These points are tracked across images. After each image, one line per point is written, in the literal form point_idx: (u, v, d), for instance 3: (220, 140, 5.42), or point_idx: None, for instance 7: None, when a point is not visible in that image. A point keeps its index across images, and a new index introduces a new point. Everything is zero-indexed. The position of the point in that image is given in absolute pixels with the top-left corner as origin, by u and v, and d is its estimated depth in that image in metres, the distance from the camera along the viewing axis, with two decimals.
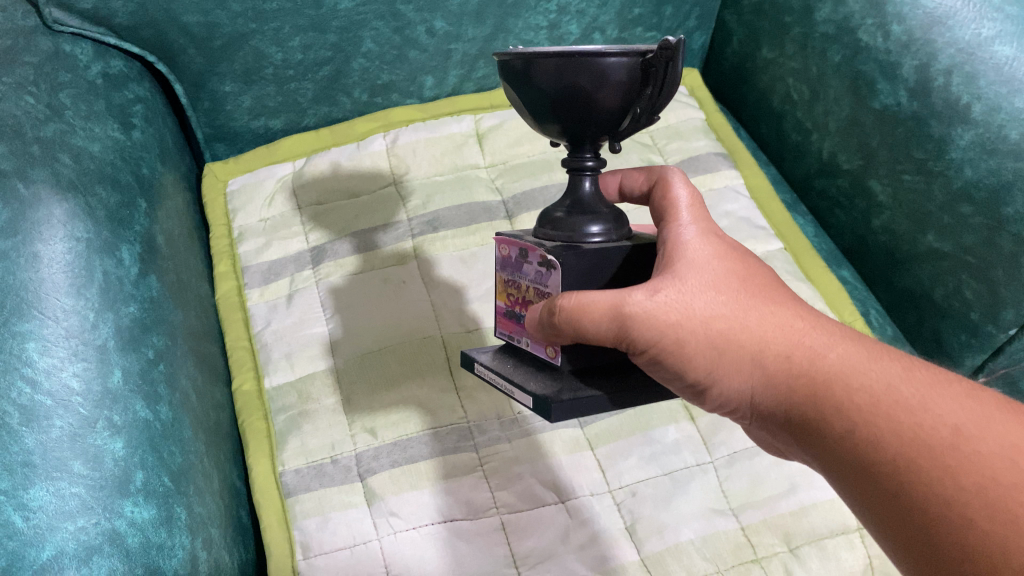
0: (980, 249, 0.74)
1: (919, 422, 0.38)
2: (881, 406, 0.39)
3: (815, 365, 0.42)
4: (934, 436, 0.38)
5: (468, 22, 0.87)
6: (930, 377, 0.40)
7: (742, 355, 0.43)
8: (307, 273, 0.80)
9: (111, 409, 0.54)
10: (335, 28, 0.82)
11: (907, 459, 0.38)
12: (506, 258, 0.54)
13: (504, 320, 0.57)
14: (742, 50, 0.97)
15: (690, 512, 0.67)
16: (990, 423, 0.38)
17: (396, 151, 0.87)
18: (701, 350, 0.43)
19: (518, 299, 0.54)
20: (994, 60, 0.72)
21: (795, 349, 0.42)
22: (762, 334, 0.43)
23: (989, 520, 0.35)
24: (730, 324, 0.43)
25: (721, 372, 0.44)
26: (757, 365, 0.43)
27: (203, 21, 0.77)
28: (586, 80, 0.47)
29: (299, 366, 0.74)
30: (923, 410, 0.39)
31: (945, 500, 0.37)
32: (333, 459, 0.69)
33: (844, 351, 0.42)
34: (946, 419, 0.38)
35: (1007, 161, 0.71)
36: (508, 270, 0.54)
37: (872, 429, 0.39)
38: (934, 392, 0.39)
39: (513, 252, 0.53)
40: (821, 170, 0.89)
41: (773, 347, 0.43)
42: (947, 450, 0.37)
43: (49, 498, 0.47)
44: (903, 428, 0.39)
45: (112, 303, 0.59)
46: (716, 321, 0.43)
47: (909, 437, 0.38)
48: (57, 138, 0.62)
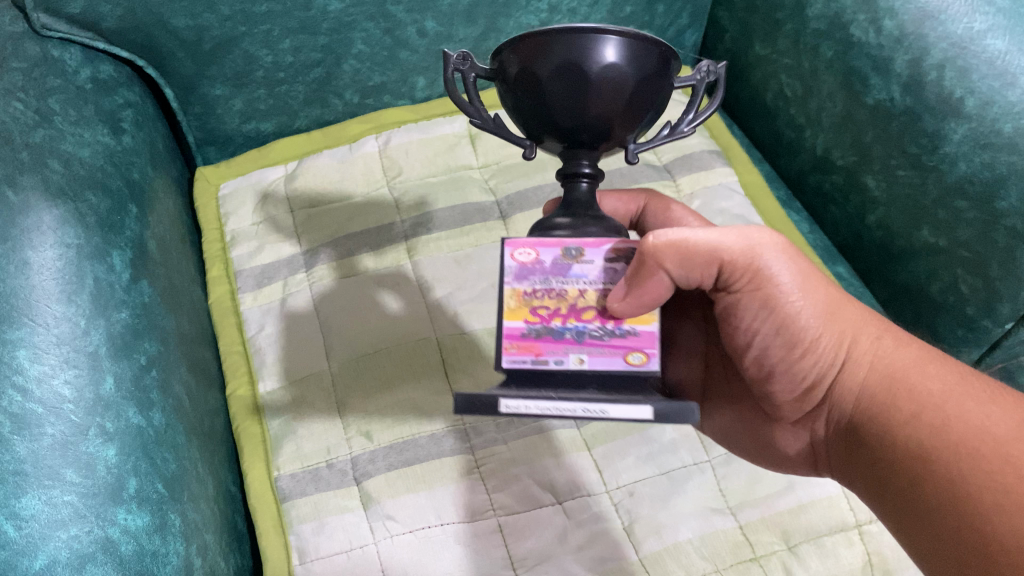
0: (975, 244, 0.73)
1: (983, 417, 0.45)
2: (952, 398, 0.47)
3: (897, 355, 0.50)
4: (994, 429, 0.44)
5: (458, 22, 0.86)
6: (1000, 392, 0.47)
7: (847, 335, 0.51)
8: (300, 276, 0.80)
9: (103, 416, 0.53)
10: (325, 31, 0.80)
11: (976, 433, 0.45)
12: (530, 264, 0.47)
13: (521, 345, 0.46)
14: (734, 47, 0.97)
15: (688, 511, 0.67)
16: None
17: (388, 153, 0.88)
18: (818, 313, 0.51)
19: (560, 310, 0.47)
20: (987, 53, 0.68)
21: (884, 335, 0.51)
22: (860, 320, 0.52)
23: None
24: (840, 308, 0.52)
25: (829, 341, 0.51)
26: (856, 346, 0.51)
27: (192, 25, 0.74)
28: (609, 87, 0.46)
29: (294, 370, 0.74)
30: (988, 409, 0.45)
31: (996, 481, 0.42)
32: (329, 463, 0.69)
33: (928, 358, 0.50)
34: (1008, 420, 0.45)
35: (1000, 154, 0.68)
36: (534, 278, 0.47)
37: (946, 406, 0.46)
38: (999, 399, 0.46)
39: (548, 253, 0.47)
40: (816, 165, 0.90)
41: (870, 338, 0.51)
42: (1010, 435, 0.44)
43: (42, 507, 0.46)
44: (969, 416, 0.45)
45: (103, 310, 0.58)
46: (834, 301, 0.52)
47: (973, 425, 0.45)
48: (46, 145, 0.62)
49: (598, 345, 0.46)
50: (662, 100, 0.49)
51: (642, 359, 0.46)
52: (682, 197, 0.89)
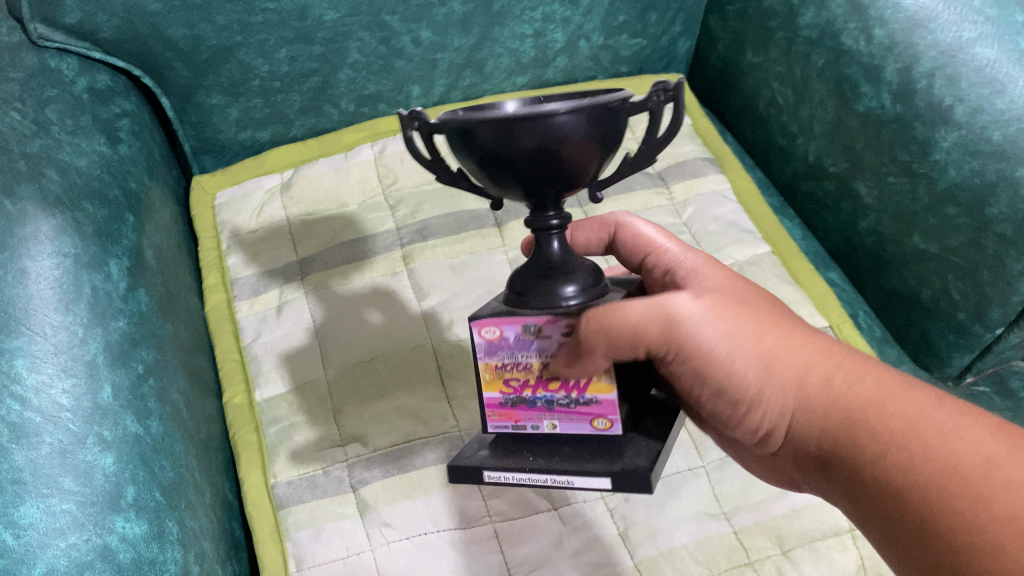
0: (965, 250, 0.73)
1: (951, 449, 0.41)
2: (913, 427, 0.42)
3: (859, 385, 0.45)
4: (966, 463, 0.40)
5: (453, 31, 0.86)
6: (962, 407, 0.43)
7: (783, 377, 0.47)
8: (296, 284, 0.80)
9: (101, 424, 0.54)
10: (320, 40, 0.81)
11: (960, 467, 0.40)
12: (496, 340, 0.51)
13: (501, 412, 0.54)
14: (727, 55, 0.98)
15: (683, 517, 0.68)
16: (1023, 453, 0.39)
17: (383, 160, 0.88)
18: (745, 365, 0.48)
19: (529, 381, 0.52)
20: (975, 61, 0.69)
21: (834, 367, 0.46)
22: (806, 350, 0.47)
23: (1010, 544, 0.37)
24: (771, 347, 0.48)
25: (766, 391, 0.47)
26: (798, 386, 0.47)
27: (189, 35, 0.76)
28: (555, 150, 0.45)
29: (290, 377, 0.74)
30: (955, 438, 0.41)
31: (970, 526, 0.38)
32: (325, 471, 0.69)
33: (876, 377, 0.45)
34: (977, 448, 0.40)
35: (990, 161, 0.69)
36: (501, 353, 0.52)
37: (912, 439, 0.42)
38: (965, 419, 0.42)
39: (512, 330, 0.50)
40: (808, 172, 0.90)
41: (814, 372, 0.47)
42: (983, 467, 0.39)
43: (40, 516, 0.47)
44: (934, 450, 0.41)
45: (101, 319, 0.59)
46: (762, 339, 0.48)
47: (940, 461, 0.40)
48: (44, 154, 0.62)
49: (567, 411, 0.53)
50: (617, 136, 0.48)
51: (606, 424, 0.52)
52: (676, 204, 0.90)
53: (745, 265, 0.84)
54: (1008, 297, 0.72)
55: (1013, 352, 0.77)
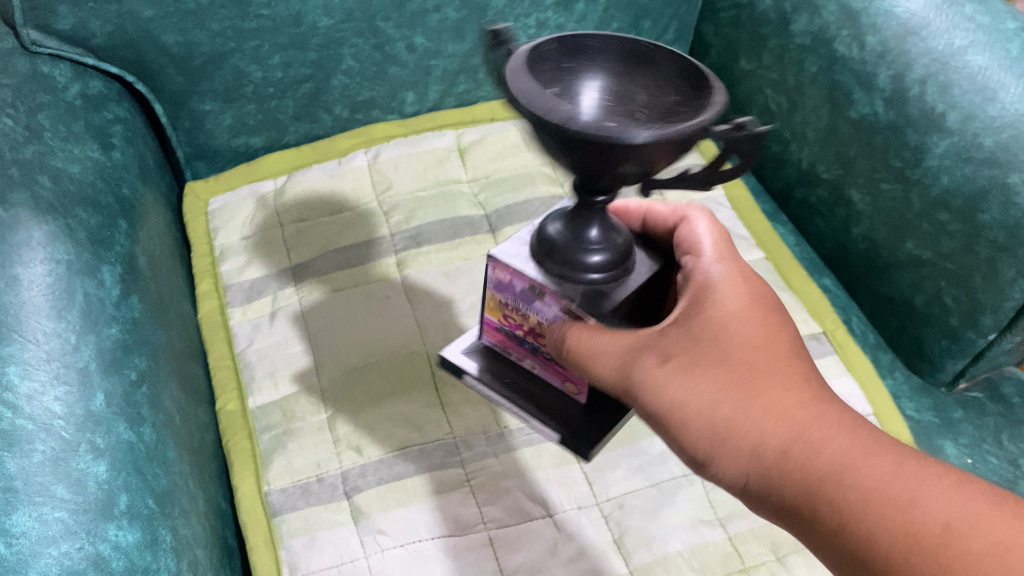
0: (958, 256, 0.73)
1: (909, 517, 0.40)
2: (872, 500, 0.40)
3: (822, 453, 0.43)
4: (925, 533, 0.39)
5: (447, 38, 0.86)
6: (921, 471, 0.41)
7: (739, 446, 0.45)
8: (289, 291, 0.80)
9: (94, 432, 0.53)
10: (314, 46, 0.81)
11: (911, 541, 0.39)
12: (506, 282, 0.60)
13: (497, 337, 0.69)
14: (720, 62, 0.98)
15: (678, 523, 0.68)
16: (981, 521, 0.39)
17: (378, 167, 0.89)
18: (702, 432, 0.46)
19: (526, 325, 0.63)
20: (967, 69, 0.69)
21: (798, 430, 0.44)
22: (766, 419, 0.44)
23: None
24: (732, 415, 0.45)
25: (719, 457, 0.45)
26: (754, 453, 0.44)
27: (182, 41, 0.75)
28: (628, 160, 0.44)
29: (283, 385, 0.74)
30: (912, 505, 0.40)
31: None
32: (319, 478, 0.68)
33: (844, 443, 0.43)
34: (933, 515, 0.39)
35: (982, 168, 0.68)
36: (506, 292, 0.61)
37: (875, 509, 0.40)
38: (925, 485, 0.40)
39: (518, 283, 0.59)
40: (801, 179, 0.91)
41: (772, 441, 0.44)
42: (940, 537, 0.39)
43: (32, 524, 0.46)
44: (894, 523, 0.40)
45: (94, 325, 0.59)
46: (718, 406, 0.46)
47: (901, 532, 0.39)
48: (36, 160, 0.62)
49: (545, 365, 0.67)
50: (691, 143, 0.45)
51: None
52: None
53: None
54: (1000, 303, 0.72)
55: (1006, 357, 0.77)
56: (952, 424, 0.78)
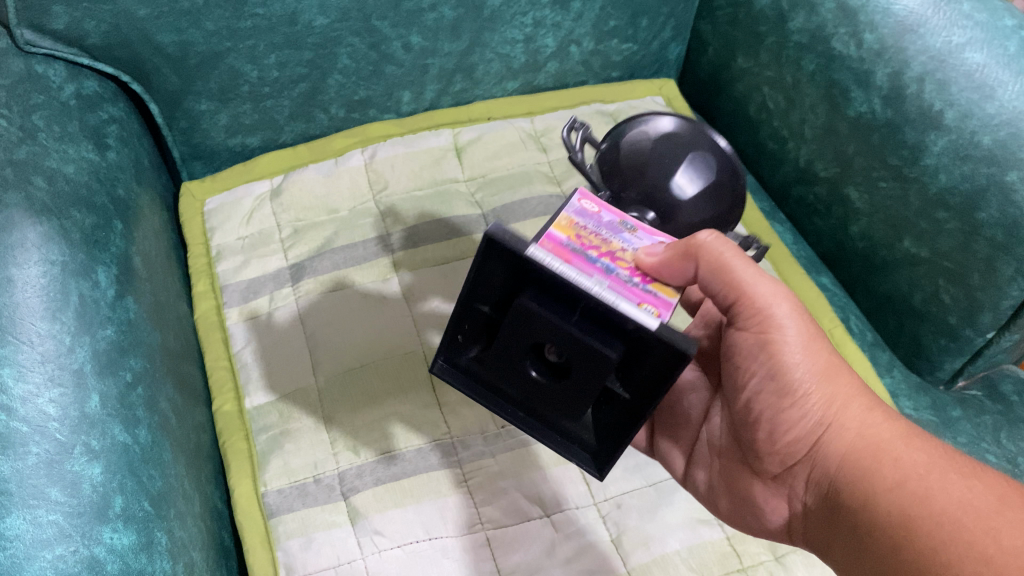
0: (955, 254, 0.73)
1: (967, 487, 0.47)
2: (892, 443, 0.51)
3: (885, 427, 0.52)
4: (981, 502, 0.46)
5: (443, 36, 0.86)
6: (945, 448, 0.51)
7: (821, 390, 0.54)
8: (286, 291, 0.80)
9: (89, 434, 0.53)
10: (310, 46, 0.80)
11: (967, 522, 0.45)
12: (592, 212, 0.53)
13: (560, 247, 0.48)
14: (717, 59, 0.98)
15: (675, 523, 0.68)
16: None
17: (374, 166, 0.89)
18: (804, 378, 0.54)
19: (602, 248, 0.50)
20: (965, 66, 0.69)
21: (875, 407, 0.54)
22: (852, 390, 0.54)
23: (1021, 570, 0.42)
24: (826, 367, 0.54)
25: (803, 396, 0.54)
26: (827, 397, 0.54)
27: (177, 41, 0.75)
28: (670, 164, 0.58)
29: (280, 385, 0.74)
30: (961, 474, 0.48)
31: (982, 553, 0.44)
32: (316, 479, 0.68)
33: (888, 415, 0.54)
34: (990, 493, 0.47)
35: (980, 166, 0.68)
36: (590, 221, 0.52)
37: (914, 486, 0.48)
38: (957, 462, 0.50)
39: (610, 216, 0.54)
40: (799, 177, 0.91)
41: (843, 390, 0.54)
42: (952, 521, 0.46)
43: (26, 527, 0.46)
44: (955, 484, 0.47)
45: (88, 327, 0.58)
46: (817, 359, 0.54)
47: (960, 497, 0.47)
48: (30, 161, 0.62)
49: (620, 285, 0.47)
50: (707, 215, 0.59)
51: (656, 309, 0.46)
52: None
53: None
54: (998, 301, 0.72)
55: (1004, 355, 0.77)
56: (950, 422, 0.78)
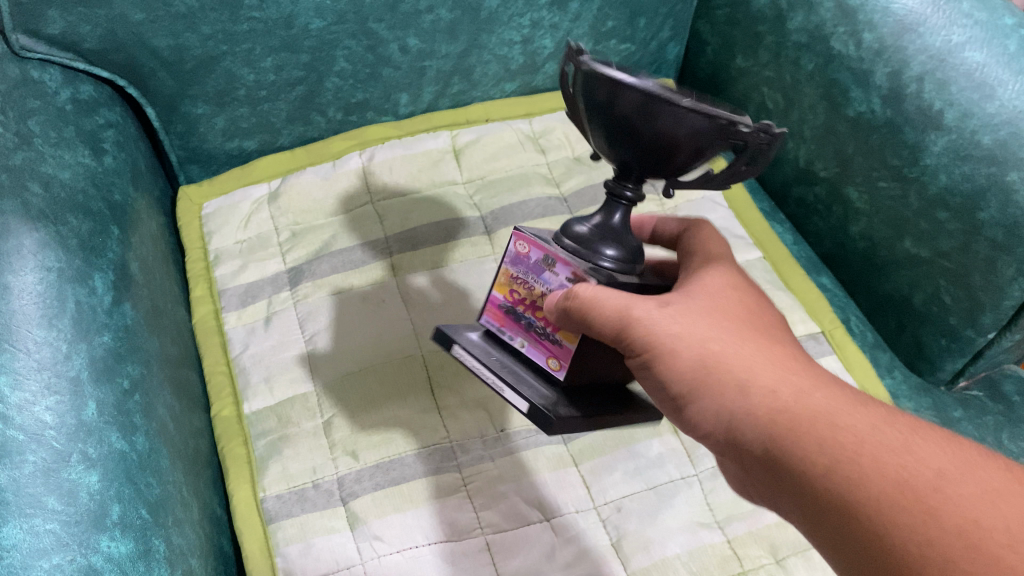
0: (956, 255, 0.73)
1: (900, 462, 0.38)
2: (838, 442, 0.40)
3: (804, 400, 0.42)
4: (916, 476, 0.38)
5: (441, 38, 0.86)
6: (911, 423, 0.41)
7: (721, 380, 0.44)
8: (285, 294, 0.79)
9: (86, 441, 0.53)
10: (307, 49, 0.80)
11: (890, 508, 0.37)
12: (523, 256, 0.55)
13: (494, 312, 0.58)
14: (716, 59, 0.98)
15: (676, 527, 0.67)
16: (972, 469, 0.38)
17: (372, 169, 0.88)
18: (689, 368, 0.46)
19: (528, 301, 0.55)
20: (965, 65, 0.68)
21: (787, 378, 0.44)
22: (760, 367, 0.44)
23: (971, 553, 0.35)
24: (718, 354, 0.45)
25: (700, 392, 0.45)
26: (734, 388, 0.44)
27: (173, 45, 0.74)
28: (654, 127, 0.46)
29: (279, 390, 0.73)
30: (905, 451, 0.39)
31: (920, 549, 0.36)
32: (315, 484, 0.68)
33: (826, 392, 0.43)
34: (927, 460, 0.38)
35: (980, 167, 0.68)
36: (521, 268, 0.55)
37: (845, 471, 0.39)
38: (918, 437, 0.40)
39: (535, 255, 0.54)
40: (798, 177, 0.90)
41: (749, 376, 0.44)
42: (896, 506, 0.37)
43: (23, 536, 0.46)
44: (886, 461, 0.38)
45: (84, 333, 0.58)
46: (710, 342, 0.46)
47: (893, 476, 0.38)
48: (26, 167, 0.61)
49: (534, 341, 0.57)
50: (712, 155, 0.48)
51: (557, 365, 0.56)
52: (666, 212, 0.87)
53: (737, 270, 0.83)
54: (999, 301, 0.71)
55: (1005, 356, 0.77)
56: (952, 423, 0.77)
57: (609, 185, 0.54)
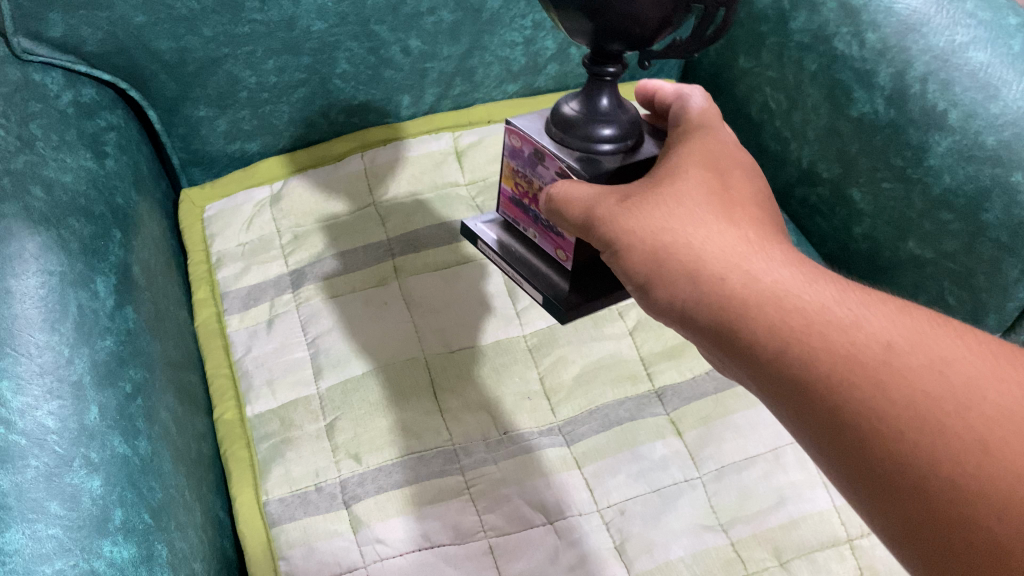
0: (960, 256, 0.73)
1: (851, 339, 0.38)
2: (790, 319, 0.40)
3: (758, 275, 0.42)
4: (866, 351, 0.38)
5: (443, 40, 0.86)
6: (865, 297, 0.41)
7: (677, 267, 0.43)
8: (287, 297, 0.79)
9: (88, 446, 0.53)
10: (308, 51, 0.80)
11: (845, 384, 0.37)
12: (518, 149, 0.59)
13: (509, 204, 0.66)
14: (719, 60, 0.97)
15: (679, 529, 0.67)
16: (922, 339, 0.38)
17: (374, 171, 0.88)
18: (645, 258, 0.45)
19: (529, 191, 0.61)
20: (969, 65, 0.68)
21: (743, 254, 0.43)
22: (715, 244, 0.43)
23: (919, 428, 0.36)
24: (675, 238, 0.44)
25: (658, 281, 0.44)
26: (688, 274, 0.43)
27: (174, 47, 0.74)
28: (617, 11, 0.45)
29: (281, 393, 0.73)
30: (855, 328, 0.39)
31: (876, 420, 0.36)
32: (318, 487, 0.68)
33: (779, 270, 0.42)
34: (878, 333, 0.38)
35: (985, 167, 0.68)
36: (518, 160, 0.60)
37: (796, 352, 0.39)
38: (869, 311, 0.40)
39: (527, 148, 0.58)
40: (801, 178, 0.90)
41: (705, 261, 0.43)
42: (849, 385, 0.37)
43: (25, 541, 0.45)
44: (835, 337, 0.39)
45: (87, 338, 0.58)
46: (664, 232, 0.44)
47: (843, 352, 0.38)
48: (28, 170, 0.61)
49: (543, 230, 0.63)
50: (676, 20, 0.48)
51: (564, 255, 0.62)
52: None
53: None
54: (1004, 302, 0.72)
55: None
56: None
57: (589, 67, 0.53)
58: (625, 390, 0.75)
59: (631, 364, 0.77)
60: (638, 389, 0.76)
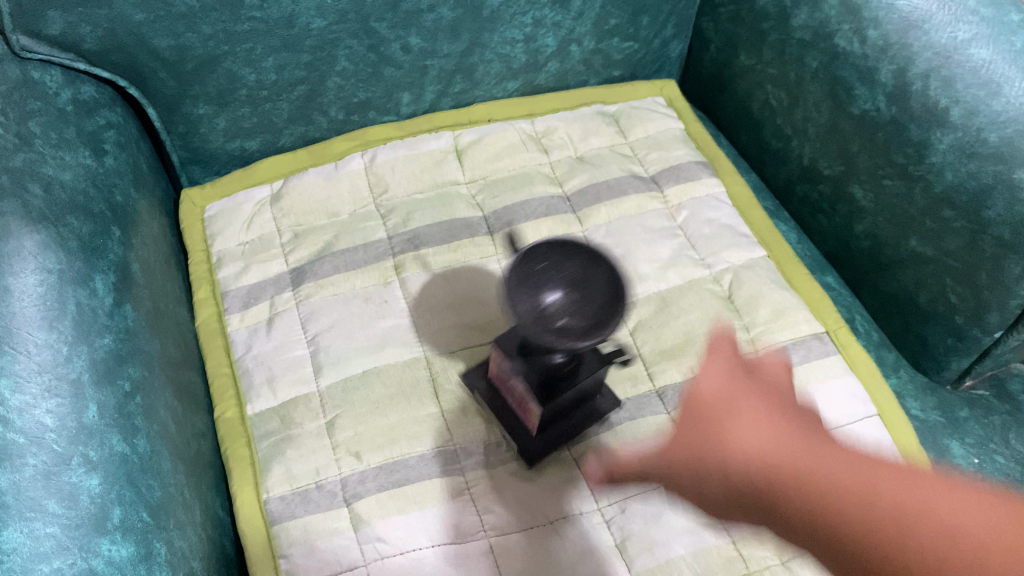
0: (963, 253, 0.72)
1: (865, 516, 0.41)
2: (817, 500, 0.42)
3: (773, 452, 0.45)
4: (882, 532, 0.40)
5: (442, 37, 0.85)
6: (883, 468, 0.43)
7: (714, 482, 0.46)
8: (287, 295, 0.79)
9: (86, 444, 0.53)
10: (308, 48, 0.80)
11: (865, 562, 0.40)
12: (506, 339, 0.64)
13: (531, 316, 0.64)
14: (719, 57, 0.97)
15: (680, 527, 0.66)
16: (898, 476, 0.43)
17: (374, 169, 0.88)
18: (683, 471, 0.48)
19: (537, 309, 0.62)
20: (971, 62, 0.68)
21: (765, 442, 0.46)
22: (736, 424, 0.47)
23: (900, 533, 0.40)
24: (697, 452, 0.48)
25: (691, 479, 0.48)
26: (724, 483, 0.46)
27: (174, 45, 0.74)
28: None
29: (282, 391, 0.73)
30: (866, 494, 0.42)
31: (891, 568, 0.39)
32: (318, 485, 0.68)
33: (787, 443, 0.45)
34: (866, 471, 0.43)
35: (987, 164, 0.67)
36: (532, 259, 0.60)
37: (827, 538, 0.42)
38: (876, 472, 0.43)
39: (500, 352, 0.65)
40: (803, 175, 0.90)
41: (733, 472, 0.46)
42: (865, 538, 0.41)
43: (23, 540, 0.46)
44: (843, 514, 0.42)
45: (85, 336, 0.58)
46: (693, 447, 0.48)
47: (862, 527, 0.41)
48: (27, 168, 0.61)
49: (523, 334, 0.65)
50: None
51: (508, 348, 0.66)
52: (671, 209, 0.87)
53: (739, 270, 0.81)
54: (1006, 300, 0.71)
55: (1012, 355, 0.76)
56: (957, 423, 0.76)
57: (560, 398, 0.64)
58: (623, 392, 0.74)
59: (632, 364, 0.76)
60: (637, 391, 0.74)
